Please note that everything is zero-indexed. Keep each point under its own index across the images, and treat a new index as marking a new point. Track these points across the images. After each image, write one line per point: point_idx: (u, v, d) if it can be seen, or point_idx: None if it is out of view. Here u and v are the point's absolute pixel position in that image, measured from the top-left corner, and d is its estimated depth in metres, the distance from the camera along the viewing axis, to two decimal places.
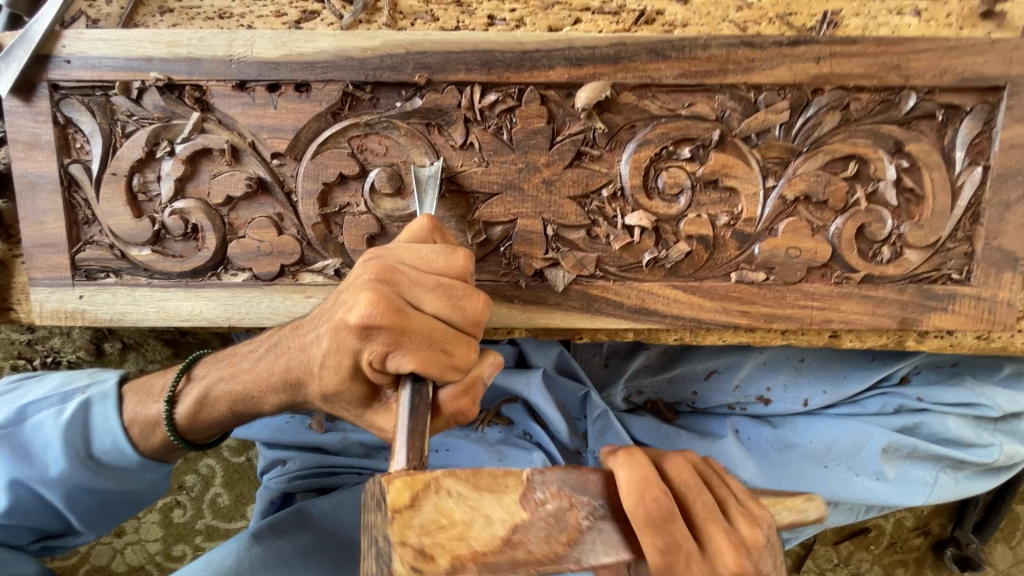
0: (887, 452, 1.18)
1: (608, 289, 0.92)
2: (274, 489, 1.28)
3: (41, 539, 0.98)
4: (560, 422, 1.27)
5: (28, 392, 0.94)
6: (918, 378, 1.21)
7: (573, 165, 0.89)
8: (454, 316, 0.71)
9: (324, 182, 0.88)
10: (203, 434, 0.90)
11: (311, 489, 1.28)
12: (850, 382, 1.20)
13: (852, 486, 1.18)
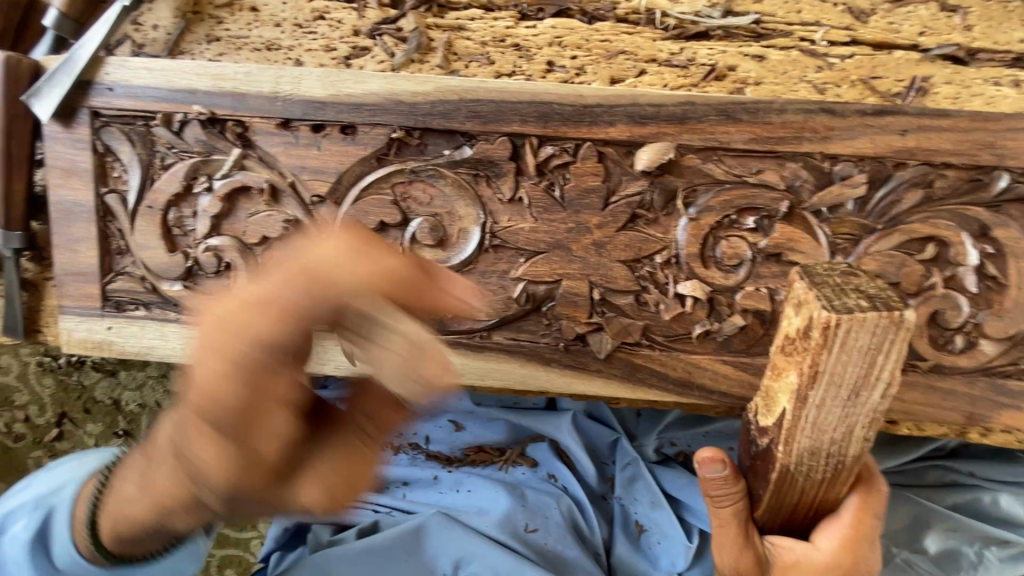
0: (933, 527, 1.09)
1: (653, 358, 0.87)
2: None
3: None
4: (588, 466, 1.30)
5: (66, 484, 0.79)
6: (967, 453, 1.14)
7: (627, 227, 0.84)
8: (304, 283, 0.44)
9: (364, 229, 0.85)
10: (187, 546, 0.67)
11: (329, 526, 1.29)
12: (897, 450, 1.12)
13: (892, 559, 1.08)
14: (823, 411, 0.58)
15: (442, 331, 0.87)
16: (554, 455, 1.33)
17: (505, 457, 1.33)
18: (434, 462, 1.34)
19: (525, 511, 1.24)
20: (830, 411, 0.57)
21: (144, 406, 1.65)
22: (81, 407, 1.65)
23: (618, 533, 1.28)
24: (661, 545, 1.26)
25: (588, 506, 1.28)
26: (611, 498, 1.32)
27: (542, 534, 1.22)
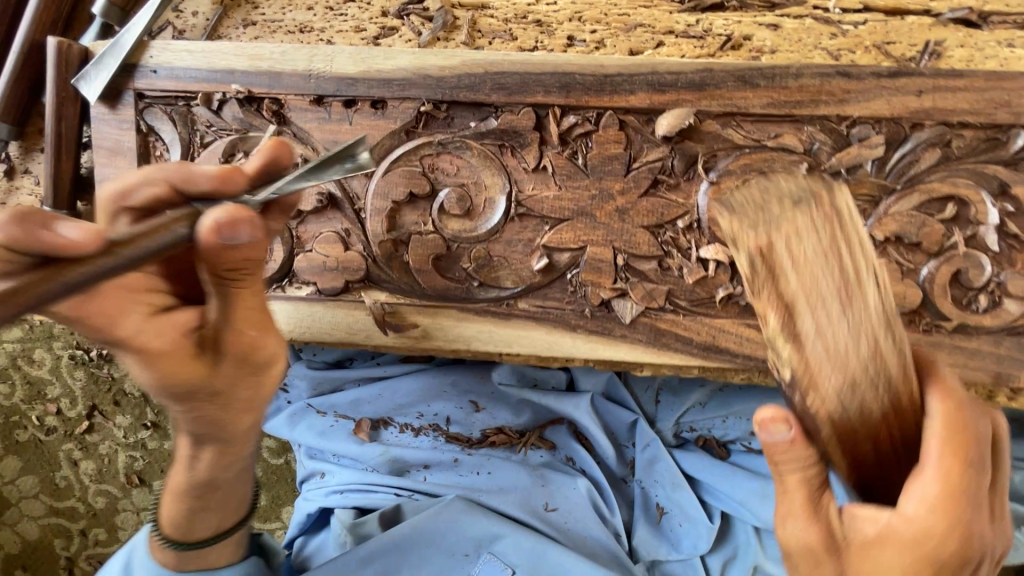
0: None
1: (677, 322, 0.88)
2: (315, 504, 1.31)
3: None
4: (609, 450, 1.27)
5: None
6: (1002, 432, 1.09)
7: (649, 193, 0.86)
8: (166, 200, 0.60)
9: (393, 200, 0.88)
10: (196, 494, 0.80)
11: (348, 507, 1.29)
12: None
13: None
14: (822, 320, 0.56)
15: (469, 300, 0.90)
16: (574, 439, 1.31)
17: (523, 441, 1.31)
18: (452, 446, 1.32)
19: (545, 491, 1.25)
20: (828, 316, 0.56)
21: None
22: (111, 399, 1.69)
23: (639, 516, 1.25)
24: (684, 528, 1.23)
25: (608, 488, 1.27)
26: (631, 481, 1.30)
27: (563, 515, 1.23)
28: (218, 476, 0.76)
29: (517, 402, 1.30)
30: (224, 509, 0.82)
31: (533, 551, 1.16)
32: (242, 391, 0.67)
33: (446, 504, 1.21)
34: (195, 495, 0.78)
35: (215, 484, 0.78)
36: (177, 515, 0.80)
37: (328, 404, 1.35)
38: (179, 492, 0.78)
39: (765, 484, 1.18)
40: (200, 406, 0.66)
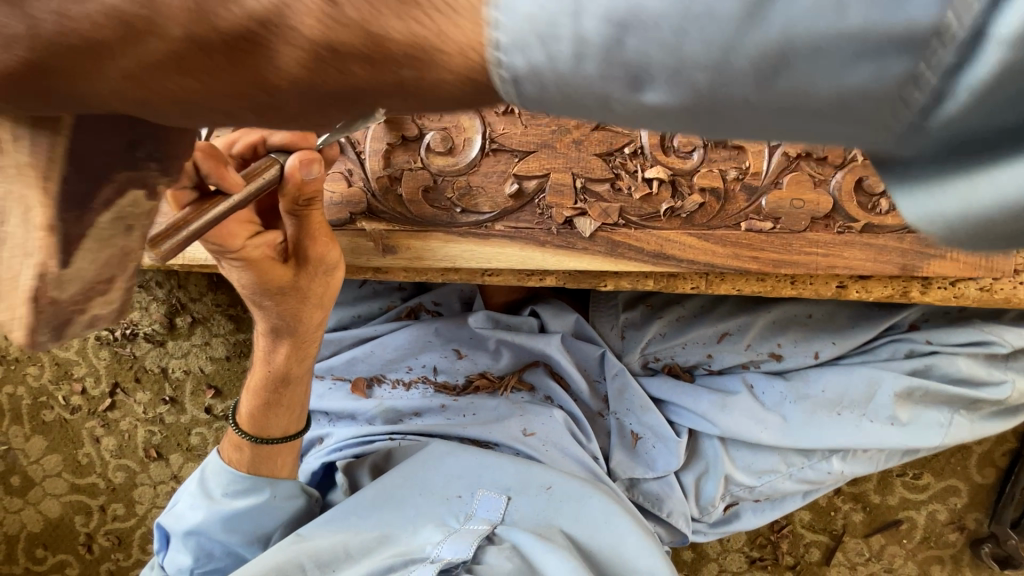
0: (900, 397, 1.25)
1: (629, 234, 1.04)
2: (318, 462, 1.42)
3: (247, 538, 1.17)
4: (579, 382, 1.38)
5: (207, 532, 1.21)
6: (927, 325, 1.29)
7: (599, 127, 1.04)
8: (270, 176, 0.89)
9: (388, 143, 1.06)
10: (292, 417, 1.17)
11: (350, 457, 1.40)
12: (859, 331, 1.27)
13: (865, 429, 1.25)
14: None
15: (454, 225, 1.06)
16: (548, 377, 1.40)
17: (504, 384, 1.42)
18: (441, 393, 1.43)
19: (522, 420, 1.37)
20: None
21: (188, 372, 1.82)
22: (133, 376, 1.83)
23: (614, 442, 1.37)
24: (656, 448, 1.35)
25: (583, 419, 1.37)
26: (606, 413, 1.40)
27: (540, 437, 1.33)
28: (291, 369, 1.11)
29: (492, 342, 1.40)
30: (295, 413, 1.16)
31: (517, 473, 1.25)
32: (317, 291, 1.04)
33: (435, 446, 1.30)
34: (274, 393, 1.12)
35: (287, 379, 1.11)
36: (259, 410, 1.13)
37: (326, 368, 1.48)
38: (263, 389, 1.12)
39: (723, 397, 1.29)
40: (296, 308, 1.03)
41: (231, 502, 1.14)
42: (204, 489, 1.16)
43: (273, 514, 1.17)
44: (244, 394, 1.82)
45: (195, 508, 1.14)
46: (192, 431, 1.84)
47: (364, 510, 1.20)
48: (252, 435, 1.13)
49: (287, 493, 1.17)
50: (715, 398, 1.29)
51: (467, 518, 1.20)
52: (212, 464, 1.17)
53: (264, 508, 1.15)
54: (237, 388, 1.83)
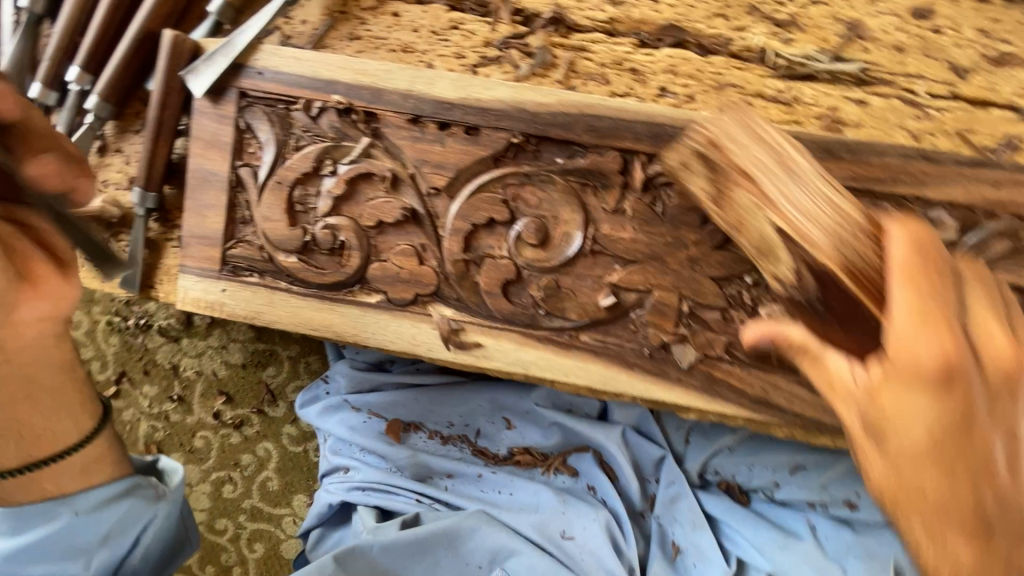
0: None
1: (731, 373, 0.91)
2: (337, 496, 1.33)
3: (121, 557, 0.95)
4: (631, 481, 1.30)
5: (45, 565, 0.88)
6: None
7: (721, 247, 0.89)
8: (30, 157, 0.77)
9: (473, 224, 0.91)
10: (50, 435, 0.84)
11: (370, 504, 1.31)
12: None
13: None
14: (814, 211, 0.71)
15: (533, 326, 0.93)
16: (598, 468, 1.32)
17: (548, 463, 1.33)
18: (477, 461, 1.35)
19: (563, 518, 1.27)
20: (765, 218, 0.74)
21: (200, 373, 1.72)
22: (140, 368, 1.73)
23: (654, 551, 1.27)
24: (697, 568, 1.24)
25: (627, 522, 1.28)
26: (650, 515, 1.31)
27: (577, 543, 1.24)
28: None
29: (548, 424, 1.33)
30: (33, 443, 0.83)
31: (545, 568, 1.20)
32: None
33: (467, 516, 1.23)
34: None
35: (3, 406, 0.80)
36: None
37: (364, 402, 1.38)
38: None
39: (784, 536, 1.21)
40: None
41: (9, 536, 0.83)
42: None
43: (86, 534, 0.88)
44: (255, 406, 1.72)
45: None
46: (197, 433, 1.74)
47: (396, 556, 1.20)
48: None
49: (103, 502, 0.89)
50: (774, 534, 1.21)
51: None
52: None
53: (70, 528, 0.87)
54: (250, 398, 1.72)
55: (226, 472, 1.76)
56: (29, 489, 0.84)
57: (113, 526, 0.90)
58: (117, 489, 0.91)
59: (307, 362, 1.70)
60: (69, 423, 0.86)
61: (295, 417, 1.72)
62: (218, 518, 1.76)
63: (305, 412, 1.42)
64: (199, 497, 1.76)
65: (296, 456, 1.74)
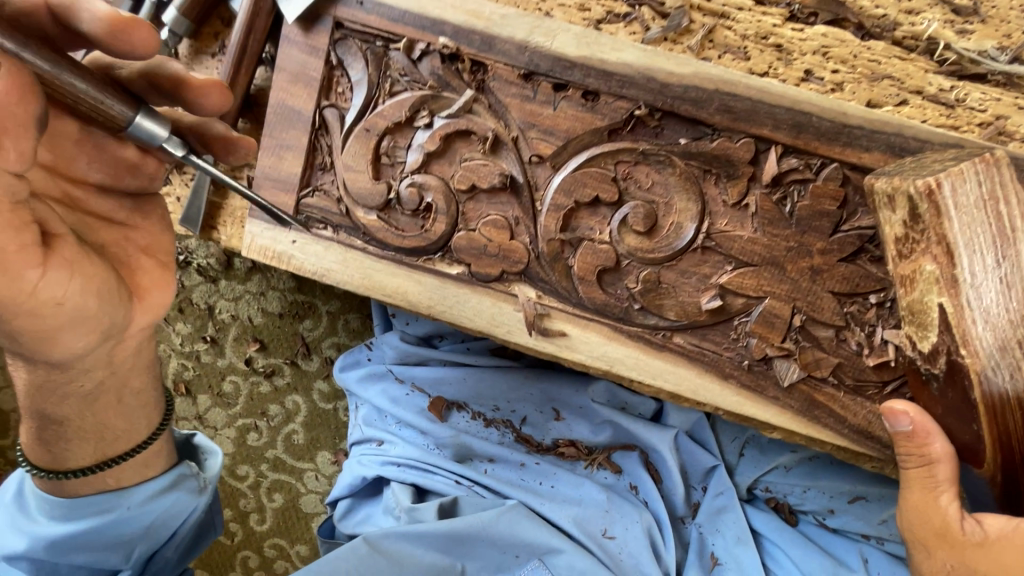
0: None
1: (835, 398, 0.83)
2: (372, 470, 1.30)
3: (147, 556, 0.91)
4: (677, 486, 1.22)
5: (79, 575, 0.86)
6: None
7: (850, 260, 0.79)
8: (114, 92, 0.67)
9: (576, 201, 0.82)
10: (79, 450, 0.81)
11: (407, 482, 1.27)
12: None
13: None
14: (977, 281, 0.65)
15: (625, 321, 0.85)
16: (643, 470, 1.24)
17: (591, 458, 1.27)
18: (518, 447, 1.29)
19: (606, 517, 1.20)
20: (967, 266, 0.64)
21: (235, 318, 1.67)
22: (175, 306, 1.69)
23: (692, 560, 1.18)
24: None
25: (668, 527, 1.20)
26: (689, 522, 1.23)
27: (619, 543, 1.18)
28: (70, 403, 0.77)
29: (599, 420, 1.26)
30: (108, 443, 0.82)
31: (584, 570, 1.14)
32: (56, 334, 0.61)
33: (505, 509, 1.18)
34: (55, 426, 0.79)
35: (82, 403, 0.78)
36: (48, 436, 0.80)
37: (408, 374, 1.33)
38: (36, 421, 0.79)
39: (836, 566, 1.13)
40: (72, 342, 0.62)
41: (57, 525, 0.83)
42: (14, 501, 0.87)
43: (112, 535, 0.85)
44: (289, 357, 1.67)
45: (14, 531, 0.84)
46: (226, 377, 1.71)
47: (430, 543, 1.16)
48: (38, 470, 0.82)
49: (156, 497, 0.86)
50: (826, 563, 1.13)
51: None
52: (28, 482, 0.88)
53: (117, 521, 0.84)
54: (284, 349, 1.67)
55: (252, 420, 1.74)
56: (86, 482, 0.83)
57: (154, 523, 0.87)
58: (162, 483, 0.87)
59: (346, 320, 1.64)
60: (146, 415, 0.85)
61: (327, 374, 1.67)
62: (240, 464, 1.75)
63: (343, 376, 1.39)
64: (223, 441, 1.75)
65: (325, 413, 1.70)
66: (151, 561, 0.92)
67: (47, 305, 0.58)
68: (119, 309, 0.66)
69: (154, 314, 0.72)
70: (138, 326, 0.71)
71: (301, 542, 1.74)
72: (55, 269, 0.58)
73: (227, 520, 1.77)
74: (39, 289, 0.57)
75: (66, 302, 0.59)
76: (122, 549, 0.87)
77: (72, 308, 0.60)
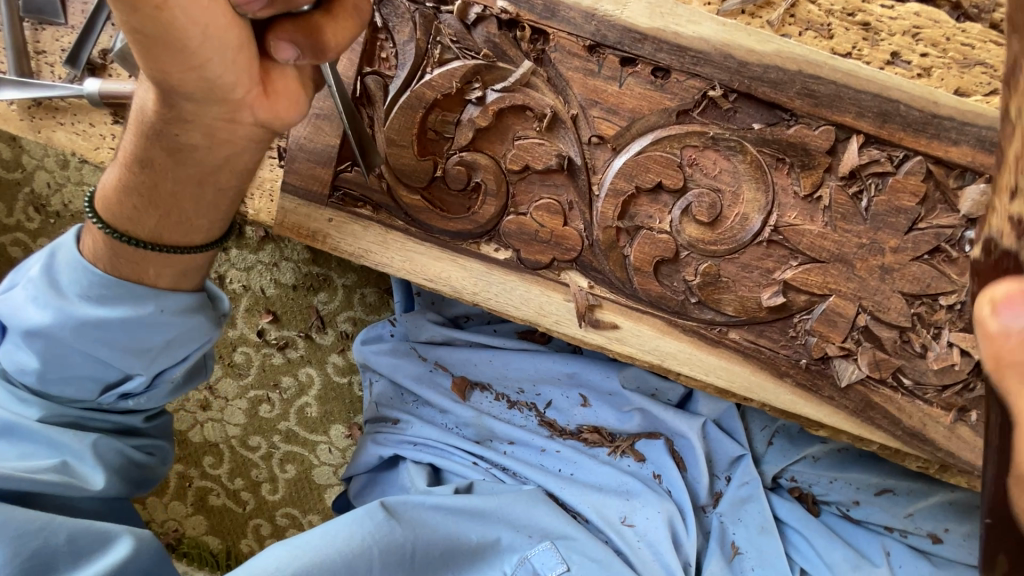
0: None
1: (893, 400, 0.81)
2: (389, 449, 1.28)
3: (107, 392, 0.85)
4: (702, 474, 1.18)
5: (56, 355, 0.79)
6: None
7: (923, 259, 0.75)
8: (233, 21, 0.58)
9: (636, 186, 0.77)
10: (144, 225, 0.75)
11: (423, 460, 1.26)
12: None
13: None
14: None
15: (680, 315, 0.81)
16: (668, 457, 1.19)
17: (614, 445, 1.22)
18: (541, 431, 1.25)
19: (626, 504, 1.16)
20: None
21: (248, 288, 1.62)
22: None
23: (713, 549, 1.14)
24: (755, 573, 1.13)
25: (690, 514, 1.15)
26: (711, 511, 1.19)
27: (637, 531, 1.14)
28: (160, 151, 0.70)
29: (628, 407, 1.21)
30: (175, 223, 0.75)
31: (597, 559, 1.10)
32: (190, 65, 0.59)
33: (522, 493, 1.16)
34: (146, 187, 0.73)
35: (172, 171, 0.71)
36: (118, 188, 0.74)
37: (432, 352, 1.30)
38: (132, 163, 0.72)
39: (858, 557, 1.12)
40: (187, 86, 0.62)
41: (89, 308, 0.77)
42: (40, 277, 0.78)
43: (137, 340, 0.80)
44: (303, 330, 1.63)
45: (35, 305, 0.77)
46: (238, 348, 1.67)
47: (443, 517, 1.11)
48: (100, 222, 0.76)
49: (183, 313, 0.82)
50: (848, 555, 1.12)
51: (521, 560, 1.12)
52: (61, 249, 0.79)
53: (144, 325, 0.79)
54: (297, 321, 1.63)
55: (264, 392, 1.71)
56: (130, 262, 0.77)
57: (172, 341, 0.82)
58: (192, 300, 0.82)
59: (362, 294, 1.59)
60: (206, 212, 0.76)
61: (342, 348, 1.63)
62: (251, 435, 1.73)
63: (361, 351, 1.34)
64: (234, 412, 1.72)
65: (338, 388, 1.67)
66: (156, 382, 0.86)
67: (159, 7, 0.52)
68: (234, 54, 0.60)
69: (275, 118, 0.69)
70: (240, 107, 0.66)
71: (312, 512, 1.73)
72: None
73: (237, 490, 1.76)
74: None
75: (190, 38, 0.56)
76: (140, 359, 0.81)
77: (191, 33, 0.55)
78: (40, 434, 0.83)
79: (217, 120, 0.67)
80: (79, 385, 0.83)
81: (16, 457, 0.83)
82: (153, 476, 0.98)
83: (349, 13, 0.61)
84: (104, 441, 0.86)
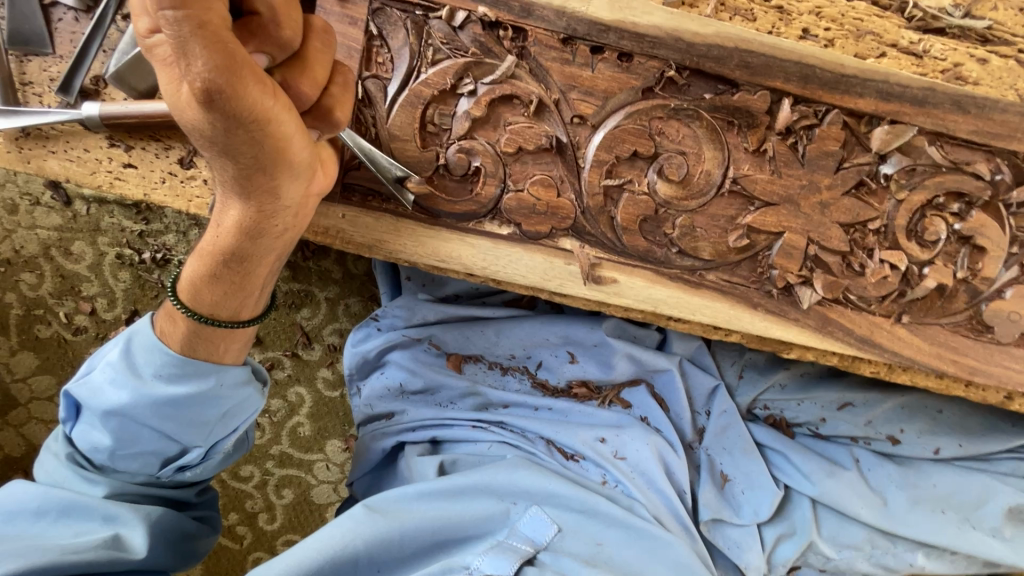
0: (1008, 512, 1.24)
1: (844, 313, 0.97)
2: (390, 440, 1.32)
3: (167, 465, 0.93)
4: (684, 410, 1.28)
5: (130, 434, 0.88)
6: None
7: (851, 193, 0.92)
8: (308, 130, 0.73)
9: (617, 156, 0.88)
10: (222, 309, 0.85)
11: (426, 439, 1.31)
12: (985, 440, 1.26)
13: (966, 536, 1.23)
14: None
15: (665, 265, 0.94)
16: (652, 399, 1.28)
17: (601, 396, 1.29)
18: (535, 393, 1.31)
19: (616, 440, 1.23)
20: None
21: None
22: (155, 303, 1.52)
23: (705, 479, 1.25)
24: (745, 495, 1.26)
25: (679, 445, 1.24)
26: (698, 447, 1.29)
27: (631, 464, 1.22)
28: (240, 242, 0.80)
29: (613, 357, 1.27)
30: (242, 297, 0.86)
31: (585, 509, 1.15)
32: (291, 160, 0.72)
33: (505, 463, 1.20)
34: (228, 273, 0.83)
35: (257, 254, 0.82)
36: (205, 279, 0.83)
37: (425, 331, 1.32)
38: (218, 257, 0.81)
39: (830, 464, 1.27)
40: (283, 183, 0.75)
41: (159, 387, 0.86)
42: (120, 361, 0.87)
43: (198, 414, 0.89)
44: (288, 349, 1.64)
45: (114, 386, 0.86)
46: None
47: (429, 502, 1.14)
48: (184, 308, 0.85)
49: (237, 385, 0.91)
50: (822, 463, 1.26)
51: (509, 533, 1.13)
52: (139, 335, 0.88)
53: (205, 399, 0.88)
54: (282, 341, 1.63)
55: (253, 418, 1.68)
56: (200, 341, 0.86)
57: (226, 412, 0.91)
58: (244, 375, 0.92)
59: (346, 305, 1.63)
60: (271, 281, 0.88)
61: (331, 361, 1.65)
62: (243, 466, 1.69)
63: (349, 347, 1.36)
64: None
65: (330, 402, 1.68)
66: (210, 453, 0.95)
67: (279, 117, 0.66)
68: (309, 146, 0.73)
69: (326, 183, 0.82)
70: (315, 187, 0.80)
71: None
72: (280, 99, 0.66)
73: (233, 526, 1.70)
74: (276, 111, 0.65)
75: (293, 137, 0.70)
76: (199, 432, 0.91)
77: (295, 131, 0.69)
78: (97, 511, 0.90)
79: (303, 203, 0.80)
80: (143, 460, 0.91)
81: (72, 534, 0.90)
82: (196, 548, 1.03)
83: (343, 88, 0.74)
84: (154, 514, 0.94)
